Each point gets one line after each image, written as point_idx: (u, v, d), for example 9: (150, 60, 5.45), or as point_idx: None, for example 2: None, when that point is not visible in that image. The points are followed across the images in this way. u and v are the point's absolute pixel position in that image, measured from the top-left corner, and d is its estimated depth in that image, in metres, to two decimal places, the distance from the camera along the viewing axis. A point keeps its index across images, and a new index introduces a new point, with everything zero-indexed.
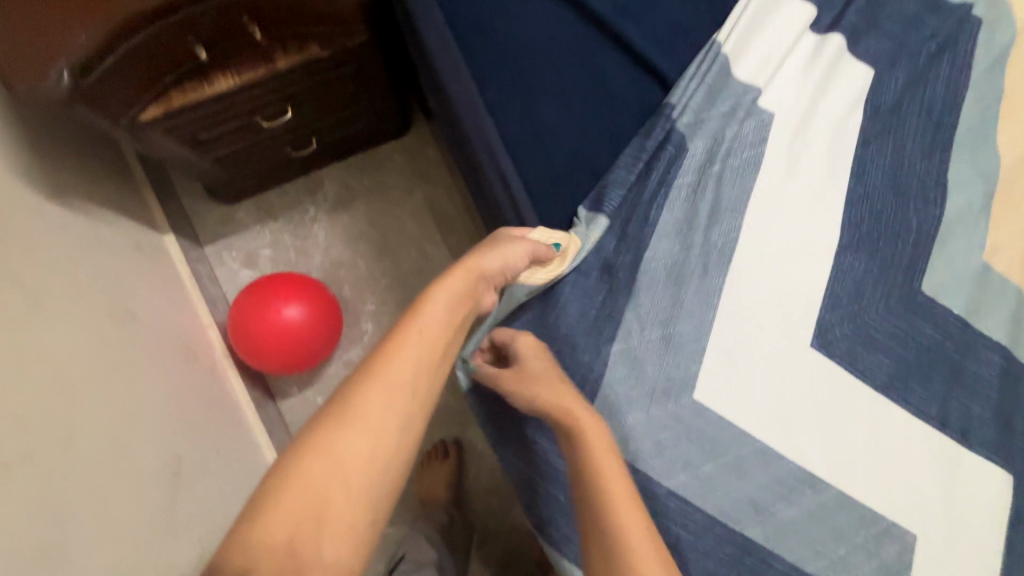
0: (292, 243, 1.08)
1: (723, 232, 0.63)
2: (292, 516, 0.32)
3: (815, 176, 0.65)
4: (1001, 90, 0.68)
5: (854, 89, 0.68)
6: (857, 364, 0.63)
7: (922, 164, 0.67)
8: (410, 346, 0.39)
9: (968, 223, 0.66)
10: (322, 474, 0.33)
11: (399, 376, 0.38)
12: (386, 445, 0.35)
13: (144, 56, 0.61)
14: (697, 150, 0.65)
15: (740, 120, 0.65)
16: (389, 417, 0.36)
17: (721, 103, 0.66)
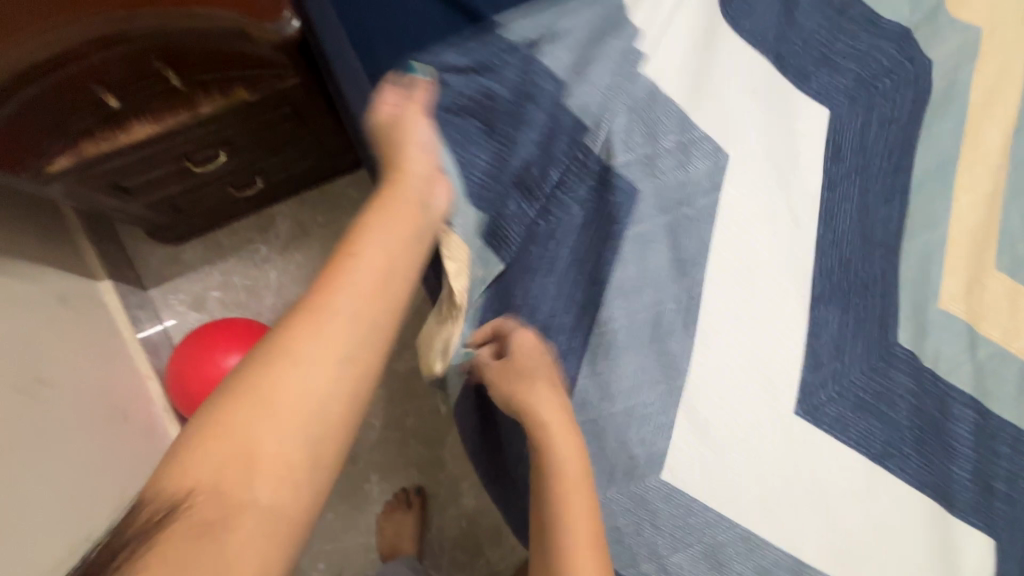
0: (242, 284, 1.03)
1: (693, 287, 0.57)
2: (254, 417, 0.32)
3: (779, 220, 0.60)
4: (958, 130, 0.65)
5: (811, 129, 0.62)
6: (849, 432, 0.59)
7: (884, 208, 0.63)
8: (373, 244, 0.39)
9: (929, 270, 0.63)
10: (244, 419, 0.32)
11: (361, 281, 0.36)
12: (327, 340, 0.34)
13: (45, 105, 0.57)
14: (647, 192, 0.57)
15: (693, 160, 0.59)
16: (331, 315, 0.35)
17: (666, 134, 0.59)
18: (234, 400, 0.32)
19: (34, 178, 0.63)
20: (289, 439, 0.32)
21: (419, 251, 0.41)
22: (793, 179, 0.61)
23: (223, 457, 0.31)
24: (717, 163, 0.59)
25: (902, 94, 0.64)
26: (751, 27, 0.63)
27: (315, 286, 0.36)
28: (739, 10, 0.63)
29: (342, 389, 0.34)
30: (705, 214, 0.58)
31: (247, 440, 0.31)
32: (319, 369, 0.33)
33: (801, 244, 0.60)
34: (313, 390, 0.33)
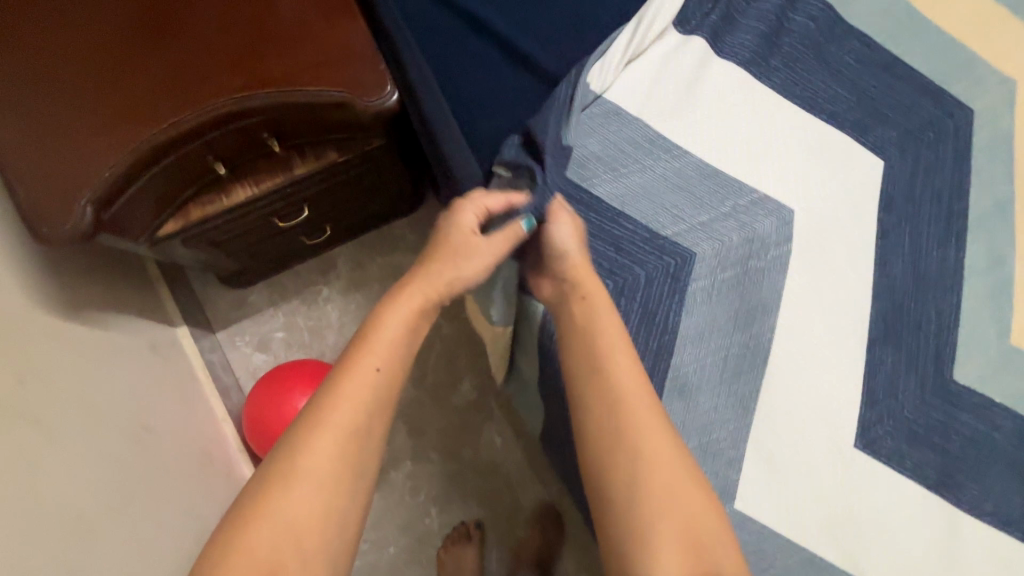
0: (306, 324, 1.07)
1: (760, 332, 0.60)
2: (280, 514, 0.42)
3: (834, 271, 0.63)
4: (1009, 172, 0.69)
5: (862, 181, 0.65)
6: (905, 463, 0.62)
7: (940, 250, 0.66)
8: (358, 389, 0.46)
9: (993, 307, 0.66)
10: (281, 541, 0.41)
11: (351, 421, 0.45)
12: (351, 457, 0.44)
13: (165, 178, 0.62)
14: (705, 254, 0.60)
15: (757, 217, 0.61)
16: (354, 437, 0.45)
17: (720, 201, 0.61)
18: (270, 504, 0.42)
19: (144, 240, 0.68)
20: (330, 525, 0.43)
21: (391, 392, 0.48)
22: (853, 231, 0.64)
23: (275, 545, 0.41)
24: (780, 220, 0.61)
25: (945, 143, 0.68)
26: (803, 92, 0.65)
27: (305, 441, 0.44)
28: (792, 77, 0.65)
29: (359, 488, 0.45)
30: (773, 266, 0.61)
31: (290, 533, 0.41)
32: (309, 485, 0.43)
33: (862, 287, 0.63)
34: (319, 517, 0.43)
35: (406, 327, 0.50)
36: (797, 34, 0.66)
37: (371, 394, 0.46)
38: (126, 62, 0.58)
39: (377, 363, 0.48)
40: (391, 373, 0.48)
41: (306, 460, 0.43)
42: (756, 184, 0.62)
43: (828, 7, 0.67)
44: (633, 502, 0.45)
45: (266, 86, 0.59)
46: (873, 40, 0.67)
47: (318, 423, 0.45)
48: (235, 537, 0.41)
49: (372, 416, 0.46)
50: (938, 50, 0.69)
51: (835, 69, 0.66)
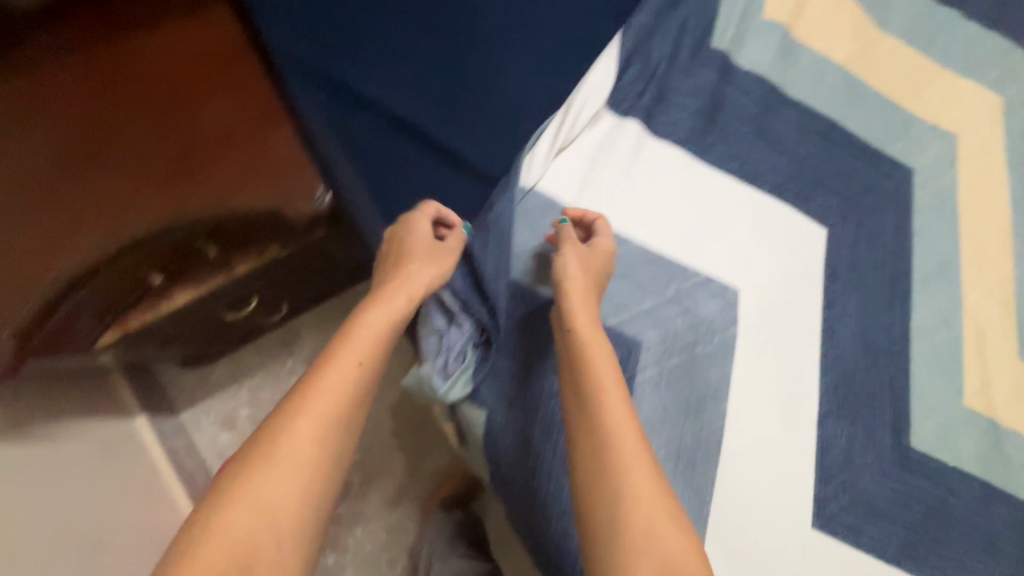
0: (271, 399, 1.04)
1: (712, 418, 0.59)
2: (255, 502, 0.40)
3: (784, 347, 0.62)
4: (950, 231, 0.69)
5: (807, 252, 0.65)
6: (866, 538, 0.60)
7: (885, 316, 0.66)
8: (335, 378, 0.45)
9: (943, 369, 0.66)
10: (253, 522, 0.39)
11: (324, 404, 0.44)
12: (328, 449, 0.43)
13: (98, 295, 0.61)
14: (651, 341, 0.59)
15: (701, 300, 0.61)
16: (331, 429, 0.43)
17: (664, 286, 0.61)
18: (247, 492, 0.40)
19: (87, 349, 0.66)
20: (304, 516, 0.41)
21: (369, 384, 0.46)
22: (799, 305, 0.63)
23: (248, 535, 0.39)
24: (725, 301, 0.61)
25: (883, 206, 0.68)
26: (742, 166, 0.65)
27: (281, 426, 0.43)
28: (730, 150, 0.65)
29: (334, 479, 0.43)
30: (722, 350, 0.60)
31: (262, 522, 0.40)
32: (284, 471, 0.41)
33: (812, 362, 0.63)
34: (293, 498, 0.41)
35: (389, 321, 0.49)
36: (732, 108, 0.65)
37: (351, 380, 0.45)
38: (47, 179, 0.56)
39: (360, 354, 0.46)
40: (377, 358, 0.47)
41: (284, 449, 0.42)
42: (699, 266, 0.62)
43: (761, 78, 0.67)
44: (622, 496, 0.43)
45: (203, 191, 0.60)
46: (808, 108, 0.68)
47: (298, 412, 0.43)
48: (206, 527, 0.39)
49: (352, 409, 0.45)
50: (873, 112, 0.70)
51: (773, 141, 0.66)
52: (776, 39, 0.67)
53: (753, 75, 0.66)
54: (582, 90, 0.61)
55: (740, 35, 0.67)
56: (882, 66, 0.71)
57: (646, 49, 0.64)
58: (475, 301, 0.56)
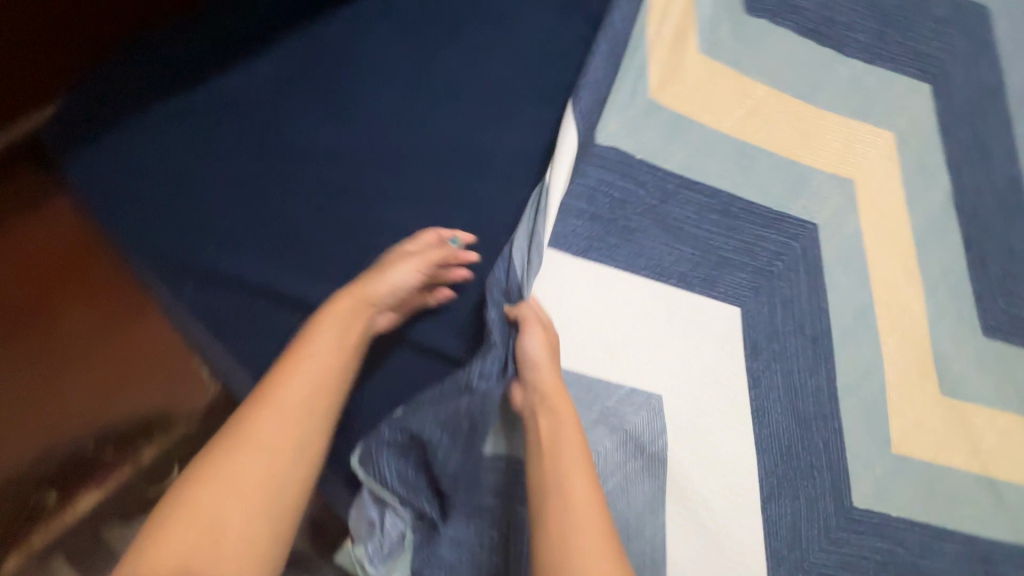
0: None
1: (652, 530, 0.59)
2: (196, 509, 0.40)
3: (714, 439, 0.62)
4: (861, 279, 0.70)
5: (723, 336, 0.65)
6: None
7: (810, 380, 0.67)
8: (301, 372, 0.47)
9: (873, 420, 0.67)
10: (215, 496, 0.41)
11: (291, 399, 0.45)
12: (274, 461, 0.43)
13: None
14: None
15: (625, 414, 0.60)
16: (277, 442, 0.44)
17: (588, 408, 0.59)
18: (191, 501, 0.41)
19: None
20: (246, 525, 0.41)
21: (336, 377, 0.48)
22: (723, 391, 0.64)
23: (190, 542, 0.39)
24: (652, 412, 0.61)
25: (794, 270, 0.68)
26: (648, 261, 0.64)
27: (244, 413, 0.45)
28: (633, 248, 0.64)
29: (280, 495, 0.43)
30: (653, 463, 0.60)
31: (203, 526, 0.40)
32: (221, 485, 0.41)
33: (744, 446, 0.63)
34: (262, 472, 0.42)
35: (341, 340, 0.49)
36: (631, 203, 0.64)
37: (322, 375, 0.47)
38: None
39: (310, 370, 0.47)
40: (338, 365, 0.48)
41: (230, 459, 0.42)
42: (621, 379, 0.61)
43: (652, 167, 0.66)
44: (557, 506, 0.44)
45: None
46: (703, 187, 0.67)
47: (257, 420, 0.44)
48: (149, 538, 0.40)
49: (323, 396, 0.47)
50: (769, 175, 0.69)
51: (676, 229, 0.65)
52: (660, 124, 0.67)
53: (647, 164, 0.66)
54: (472, 225, 0.61)
55: (626, 125, 0.66)
56: (770, 126, 0.70)
57: (530, 163, 0.64)
58: (417, 483, 0.53)
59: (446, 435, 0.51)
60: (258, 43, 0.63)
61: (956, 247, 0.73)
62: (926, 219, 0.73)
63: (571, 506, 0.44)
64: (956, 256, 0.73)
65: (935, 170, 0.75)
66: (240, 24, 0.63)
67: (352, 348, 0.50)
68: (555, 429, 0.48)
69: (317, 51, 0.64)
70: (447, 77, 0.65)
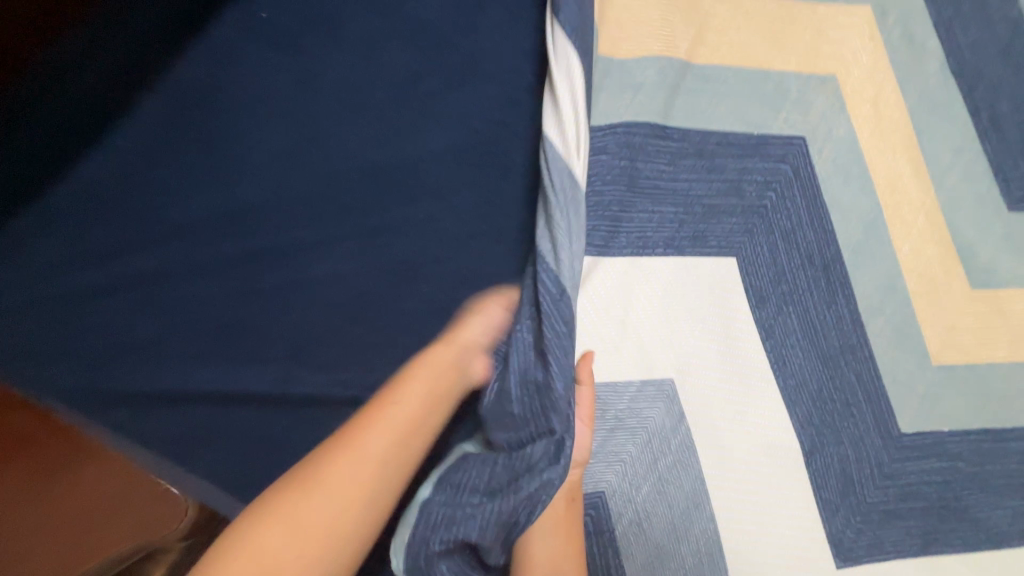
0: None
1: (694, 520, 0.54)
2: (254, 552, 0.39)
3: (740, 408, 0.57)
4: (865, 186, 0.61)
5: (725, 292, 0.58)
6: (891, 548, 0.57)
7: (830, 314, 0.60)
8: (387, 419, 0.44)
9: (905, 337, 0.61)
10: (275, 534, 0.39)
11: (371, 450, 0.42)
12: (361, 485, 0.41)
13: None
14: (613, 479, 0.54)
15: (642, 411, 0.55)
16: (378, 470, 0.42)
17: (602, 416, 0.55)
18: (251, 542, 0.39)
19: None
20: None
21: (419, 433, 0.45)
22: (738, 351, 0.58)
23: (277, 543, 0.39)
24: (666, 400, 0.55)
25: (789, 197, 0.60)
26: (629, 238, 0.57)
27: (327, 452, 0.43)
28: (607, 231, 0.57)
29: (357, 524, 0.41)
30: (681, 453, 0.55)
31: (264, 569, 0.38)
32: (282, 532, 0.39)
33: (773, 404, 0.57)
34: (325, 518, 0.40)
35: (440, 379, 0.47)
36: (595, 180, 0.57)
37: (405, 430, 0.44)
38: None
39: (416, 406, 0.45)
40: (418, 419, 0.45)
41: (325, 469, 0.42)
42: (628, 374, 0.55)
43: (610, 127, 0.57)
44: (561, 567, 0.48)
45: None
46: (669, 134, 0.59)
47: (329, 466, 0.41)
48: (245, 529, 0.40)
49: (404, 454, 0.44)
50: (739, 97, 0.60)
51: (643, 192, 0.58)
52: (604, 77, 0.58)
53: (603, 127, 0.57)
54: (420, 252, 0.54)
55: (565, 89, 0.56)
56: (726, 44, 0.61)
57: (462, 162, 0.56)
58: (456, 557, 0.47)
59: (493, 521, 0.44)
60: (115, 105, 0.52)
61: (962, 120, 0.64)
62: (923, 99, 0.64)
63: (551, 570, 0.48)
64: (964, 132, 0.64)
65: (922, 38, 0.64)
66: (82, 88, 0.52)
67: (445, 401, 0.47)
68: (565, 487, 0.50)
69: (185, 98, 0.53)
70: (333, 87, 0.55)
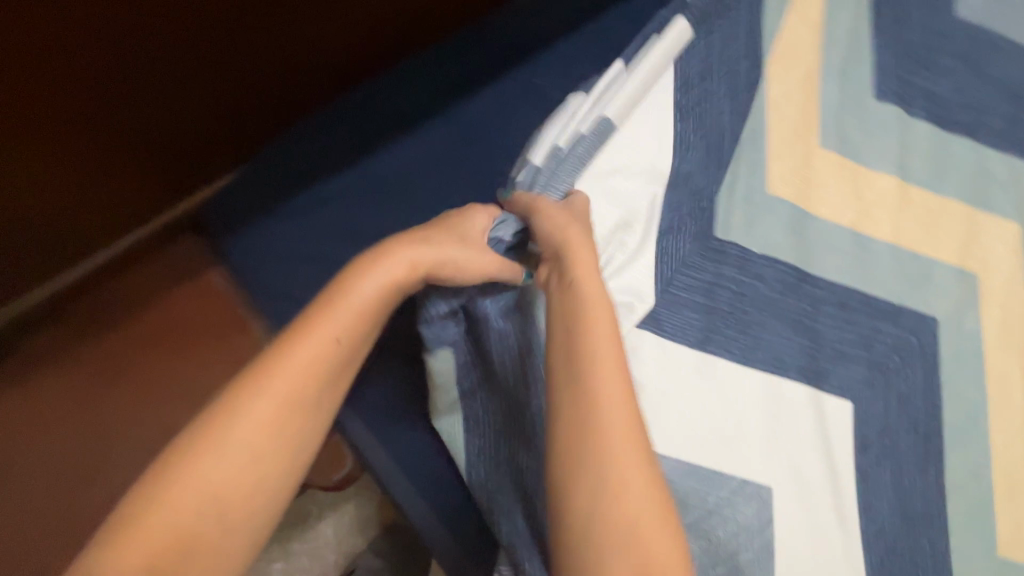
0: (301, 549, 1.04)
1: None
2: (206, 478, 0.41)
3: (828, 538, 0.62)
4: (977, 377, 0.69)
5: (837, 432, 0.65)
6: None
7: (918, 479, 0.66)
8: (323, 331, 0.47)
9: (980, 521, 0.67)
10: (213, 460, 0.42)
11: (308, 354, 0.46)
12: (274, 446, 0.44)
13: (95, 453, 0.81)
14: (696, 554, 0.59)
15: (738, 505, 0.61)
16: (280, 431, 0.44)
17: (703, 496, 0.60)
18: (190, 473, 0.41)
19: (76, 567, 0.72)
20: (244, 512, 0.42)
21: (348, 344, 0.48)
22: (835, 487, 0.64)
23: (197, 508, 0.41)
24: (761, 504, 0.61)
25: (911, 366, 0.67)
26: (765, 354, 0.64)
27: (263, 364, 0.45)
28: (749, 341, 0.64)
29: (307, 411, 0.45)
30: (762, 555, 0.60)
31: (212, 496, 0.41)
32: (232, 458, 0.42)
33: (852, 543, 0.63)
34: (266, 426, 0.43)
35: (376, 303, 0.50)
36: (749, 296, 0.65)
37: (336, 338, 0.47)
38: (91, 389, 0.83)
39: (328, 341, 0.46)
40: (352, 339, 0.48)
41: (232, 434, 0.42)
42: (735, 469, 0.61)
43: (774, 259, 0.66)
44: (601, 476, 0.42)
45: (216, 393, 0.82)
46: (823, 279, 0.67)
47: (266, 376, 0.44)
48: (150, 498, 0.40)
49: (333, 363, 0.47)
50: (892, 269, 0.69)
51: (790, 320, 0.65)
52: (782, 218, 0.67)
53: (766, 257, 0.66)
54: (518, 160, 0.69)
55: (749, 216, 0.66)
56: (889, 219, 0.69)
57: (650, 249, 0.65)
58: (478, 457, 0.63)
59: (490, 408, 0.63)
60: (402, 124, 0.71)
61: None
62: None
63: (614, 453, 0.42)
64: None
65: None
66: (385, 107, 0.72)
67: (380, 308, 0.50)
68: (599, 396, 0.44)
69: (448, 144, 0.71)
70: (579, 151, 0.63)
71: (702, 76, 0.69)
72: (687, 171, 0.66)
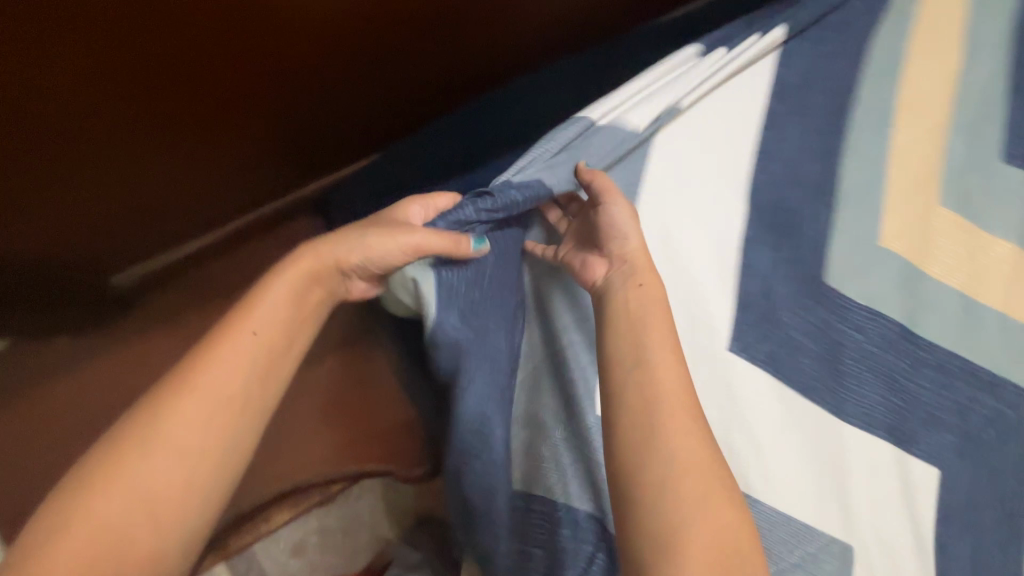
0: (338, 526, 1.06)
1: None
2: (148, 477, 0.43)
3: None
4: None
5: (925, 500, 0.62)
6: None
7: (1000, 557, 0.64)
8: (227, 345, 0.48)
9: None
10: (145, 462, 0.43)
11: (225, 360, 0.47)
12: (208, 434, 0.45)
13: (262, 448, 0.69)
14: None
15: (819, 562, 0.59)
16: (207, 431, 0.45)
17: (786, 549, 0.58)
18: (125, 475, 0.43)
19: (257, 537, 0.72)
20: (172, 517, 0.43)
21: (270, 352, 0.49)
22: (920, 558, 0.61)
23: (127, 505, 0.42)
24: (844, 565, 0.59)
25: (1006, 441, 0.65)
26: (860, 410, 0.63)
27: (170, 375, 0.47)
28: (845, 394, 0.63)
29: (238, 411, 0.47)
30: None
31: (148, 494, 0.43)
32: (169, 454, 0.44)
33: None
34: (193, 422, 0.45)
35: (275, 318, 0.50)
36: (852, 348, 0.63)
37: (255, 345, 0.49)
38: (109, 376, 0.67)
39: (246, 342, 0.48)
40: (268, 340, 0.49)
41: (159, 434, 0.44)
42: (822, 525, 0.59)
43: (881, 313, 0.64)
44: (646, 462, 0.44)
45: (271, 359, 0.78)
46: (927, 340, 0.65)
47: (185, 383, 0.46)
48: (106, 491, 0.42)
49: (257, 367, 0.49)
50: (997, 338, 0.66)
51: (890, 378, 0.64)
52: (890, 271, 0.65)
53: (873, 311, 0.64)
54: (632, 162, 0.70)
55: (857, 266, 0.64)
56: (999, 286, 0.67)
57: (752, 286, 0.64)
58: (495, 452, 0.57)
59: (499, 390, 0.58)
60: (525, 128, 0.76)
61: None
62: None
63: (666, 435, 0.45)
64: None
65: None
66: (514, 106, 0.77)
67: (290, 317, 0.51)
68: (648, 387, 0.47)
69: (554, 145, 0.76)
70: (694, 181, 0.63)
71: (831, 113, 0.68)
72: (798, 212, 0.65)
